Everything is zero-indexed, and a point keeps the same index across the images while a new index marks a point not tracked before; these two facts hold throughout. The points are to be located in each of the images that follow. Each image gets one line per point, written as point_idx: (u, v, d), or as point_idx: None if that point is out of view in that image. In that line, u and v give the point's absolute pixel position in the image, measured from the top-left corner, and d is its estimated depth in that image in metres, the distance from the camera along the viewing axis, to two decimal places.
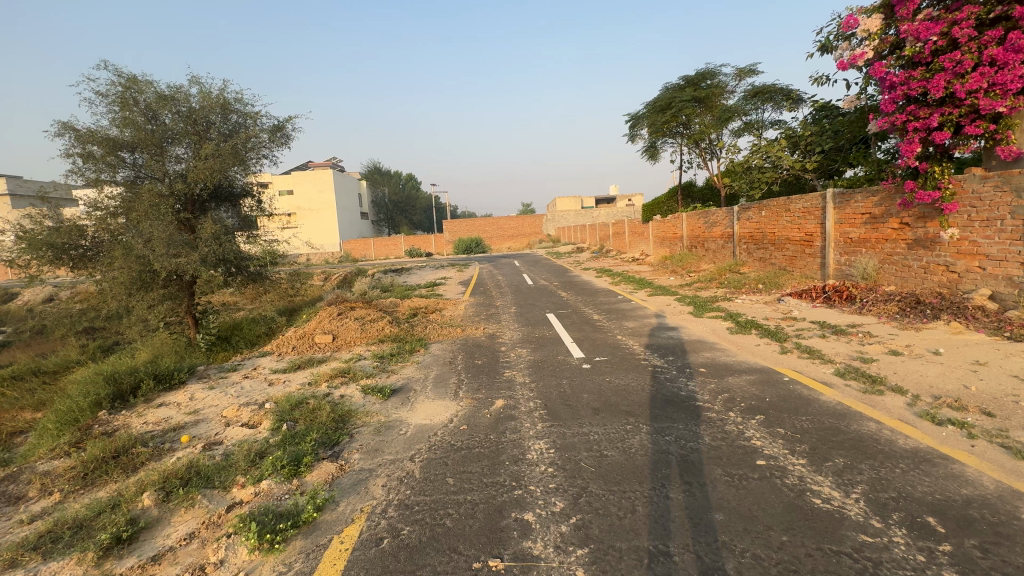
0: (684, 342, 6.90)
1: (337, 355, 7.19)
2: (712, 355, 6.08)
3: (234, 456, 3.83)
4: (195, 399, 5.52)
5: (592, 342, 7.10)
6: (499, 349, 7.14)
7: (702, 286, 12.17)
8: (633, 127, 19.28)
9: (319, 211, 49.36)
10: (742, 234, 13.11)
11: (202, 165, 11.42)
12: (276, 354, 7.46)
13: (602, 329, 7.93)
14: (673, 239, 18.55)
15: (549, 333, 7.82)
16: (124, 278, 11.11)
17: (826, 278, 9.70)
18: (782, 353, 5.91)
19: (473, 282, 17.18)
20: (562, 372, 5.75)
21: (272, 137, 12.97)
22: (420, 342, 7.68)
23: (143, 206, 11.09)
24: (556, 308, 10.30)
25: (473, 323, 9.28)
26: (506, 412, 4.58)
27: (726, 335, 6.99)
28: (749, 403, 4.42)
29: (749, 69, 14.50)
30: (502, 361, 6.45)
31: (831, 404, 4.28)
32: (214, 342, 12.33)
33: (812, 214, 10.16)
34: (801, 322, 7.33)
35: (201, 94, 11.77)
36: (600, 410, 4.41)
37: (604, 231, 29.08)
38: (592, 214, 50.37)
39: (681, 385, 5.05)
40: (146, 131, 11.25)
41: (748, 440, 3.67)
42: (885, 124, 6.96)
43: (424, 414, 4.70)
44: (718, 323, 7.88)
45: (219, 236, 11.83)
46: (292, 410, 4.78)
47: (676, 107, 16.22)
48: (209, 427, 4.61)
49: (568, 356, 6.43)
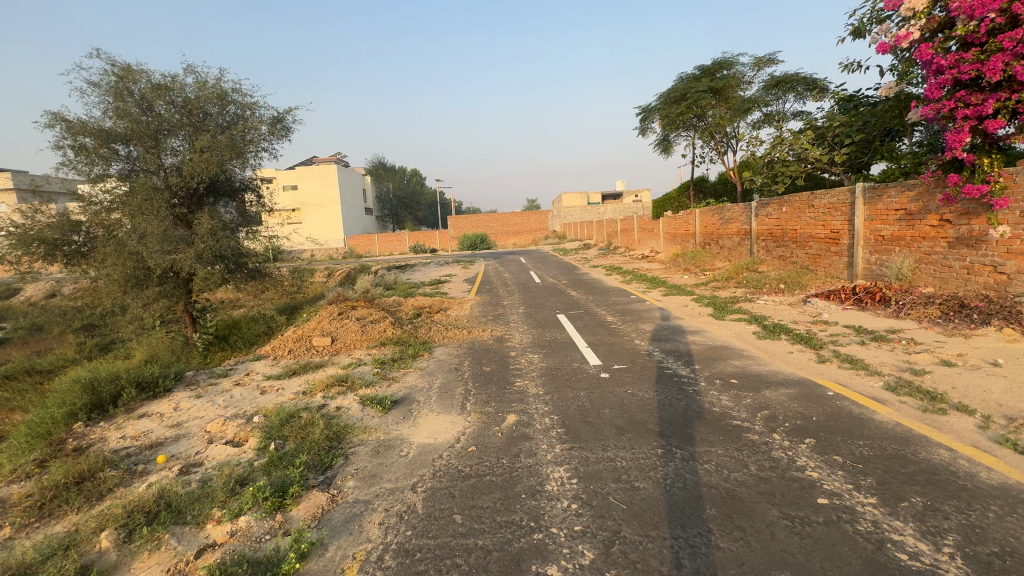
0: (709, 347, 6.39)
1: (335, 360, 6.73)
2: (741, 363, 5.58)
3: (212, 484, 3.36)
4: (180, 410, 5.08)
5: (609, 347, 6.61)
6: (509, 353, 6.66)
7: (718, 285, 11.63)
8: (646, 119, 18.63)
9: (323, 206, 49.07)
10: (761, 232, 12.53)
11: (198, 158, 10.98)
12: (271, 358, 7.02)
13: (618, 332, 7.44)
14: (685, 236, 17.97)
15: (561, 337, 7.33)
16: (117, 276, 10.72)
17: (854, 278, 9.14)
18: (821, 362, 5.39)
19: (479, 280, 16.68)
20: (578, 382, 5.26)
21: (272, 129, 12.51)
22: (425, 346, 7.20)
23: (136, 201, 10.70)
24: (567, 309, 9.80)
25: (481, 324, 8.79)
26: (519, 430, 4.11)
27: (754, 341, 6.47)
28: (793, 423, 3.91)
29: (769, 57, 13.84)
30: (513, 368, 5.97)
31: (889, 425, 3.75)
32: (211, 342, 11.93)
33: (839, 210, 9.59)
34: (834, 326, 6.80)
35: (198, 84, 11.30)
36: (625, 430, 3.92)
37: (611, 227, 28.48)
38: (598, 210, 49.66)
39: (713, 399, 4.55)
40: (139, 122, 10.82)
41: (802, 471, 3.16)
42: (930, 112, 6.42)
43: (428, 431, 4.22)
44: (743, 326, 7.35)
45: (217, 231, 11.41)
46: (282, 425, 4.32)
47: (692, 98, 15.59)
48: (190, 444, 4.17)
49: (584, 363, 5.94)
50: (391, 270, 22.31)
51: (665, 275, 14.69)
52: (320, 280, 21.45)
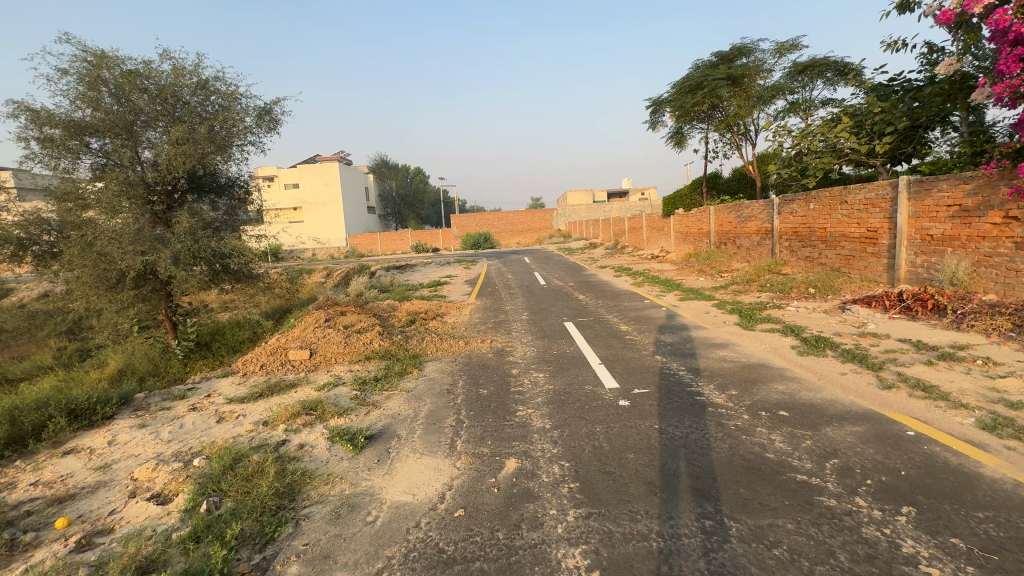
0: (743, 365, 5.48)
1: (311, 379, 5.87)
2: (786, 388, 4.66)
3: (105, 571, 2.51)
4: (116, 445, 4.24)
5: (625, 364, 5.71)
6: (509, 372, 5.76)
7: (740, 289, 10.71)
8: (656, 111, 17.63)
9: (324, 205, 48.39)
10: (785, 230, 11.59)
11: (174, 151, 10.18)
12: (239, 375, 6.18)
13: (633, 345, 6.57)
14: (697, 234, 17.01)
15: (570, 351, 6.44)
16: (88, 277, 9.96)
17: (896, 282, 8.20)
18: (884, 389, 4.46)
19: (480, 281, 15.85)
20: (592, 412, 4.35)
21: (258, 121, 11.85)
22: (414, 361, 6.32)
23: (109, 197, 9.93)
24: (575, 316, 8.91)
25: (480, 334, 7.90)
26: (520, 483, 3.22)
27: (794, 358, 5.55)
28: (878, 481, 3.00)
29: (792, 43, 12.86)
30: (513, 391, 5.09)
31: (1010, 487, 2.84)
32: (192, 349, 11.11)
33: (876, 207, 8.67)
34: (886, 341, 5.89)
35: (175, 71, 10.50)
36: (660, 490, 3.03)
37: (618, 225, 27.52)
38: (603, 208, 48.56)
39: (762, 439, 3.66)
40: (113, 112, 10.03)
41: (914, 566, 2.27)
42: (1004, 91, 5.51)
43: (406, 482, 3.36)
44: (778, 339, 6.42)
45: (196, 230, 10.62)
46: (225, 473, 3.46)
47: (709, 86, 14.54)
48: (109, 498, 3.32)
49: (598, 385, 5.03)
50: (390, 271, 21.45)
51: (679, 276, 13.73)
52: (317, 281, 20.65)
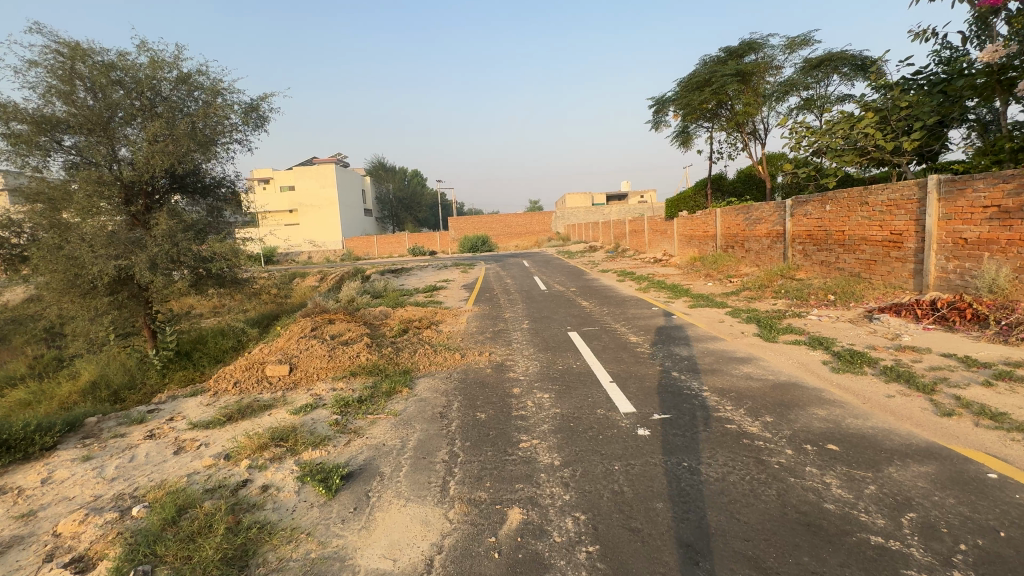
0: (773, 384, 4.88)
1: (288, 400, 5.23)
2: (829, 414, 4.06)
3: None
4: (48, 485, 3.60)
5: (640, 383, 5.12)
6: (510, 391, 5.14)
7: (752, 295, 10.14)
8: (660, 110, 17.11)
9: (320, 207, 47.76)
10: (798, 233, 11.04)
11: (153, 149, 9.58)
12: (210, 394, 5.56)
13: (647, 360, 5.97)
14: (703, 238, 16.45)
15: (577, 366, 5.83)
16: (59, 283, 9.33)
17: (925, 289, 7.63)
18: (943, 416, 3.87)
19: (478, 286, 15.23)
20: (608, 444, 3.74)
21: (245, 118, 11.32)
22: (404, 378, 5.70)
23: (81, 197, 9.29)
24: (579, 325, 8.30)
25: (477, 345, 7.28)
26: (526, 545, 2.61)
27: (829, 377, 4.96)
28: (974, 545, 2.40)
29: (804, 38, 12.35)
30: (515, 416, 4.47)
31: None
32: (171, 359, 10.44)
33: (902, 209, 8.12)
34: (929, 356, 5.29)
35: (154, 63, 9.90)
36: (703, 559, 2.42)
37: (619, 228, 26.96)
38: (603, 211, 47.92)
39: (814, 483, 3.05)
40: (87, 108, 9.43)
41: None
42: None
43: (388, 541, 2.74)
44: (806, 353, 5.83)
45: (175, 233, 9.99)
46: (165, 530, 2.83)
47: (717, 83, 14.01)
48: (19, 563, 2.69)
49: (612, 410, 4.41)
50: (385, 275, 20.78)
51: (686, 282, 13.16)
52: (309, 285, 19.98)
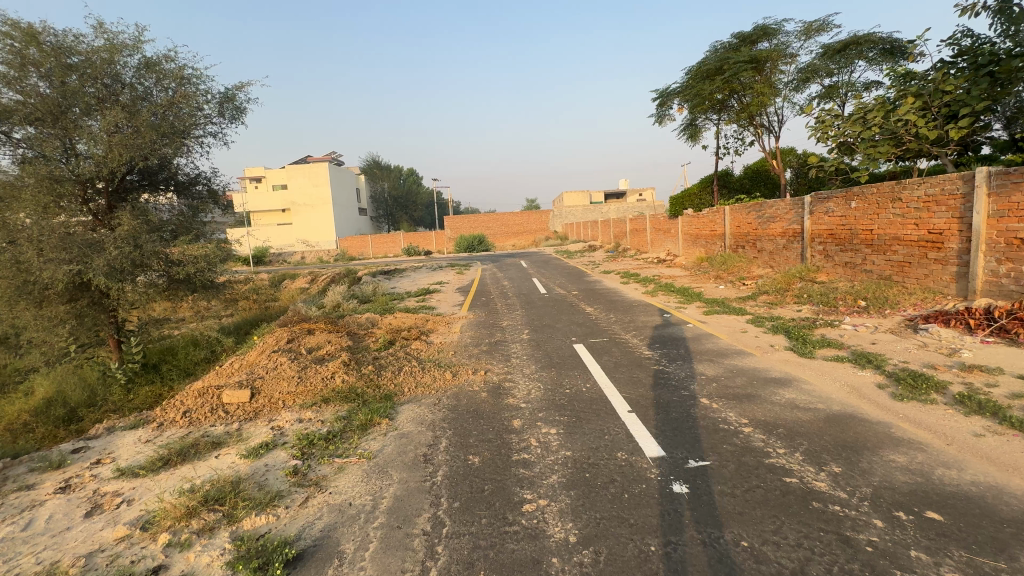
0: (826, 416, 4.05)
1: (242, 435, 4.36)
2: (913, 463, 3.22)
3: None
4: None
5: (664, 414, 4.26)
6: (509, 424, 4.27)
7: (772, 300, 9.33)
8: (664, 103, 16.34)
9: (314, 206, 46.76)
10: (818, 232, 10.23)
11: (111, 140, 8.64)
12: (153, 427, 4.69)
13: (668, 382, 5.12)
14: (710, 237, 15.65)
15: (587, 391, 4.95)
16: (8, 291, 8.42)
17: (972, 295, 6.83)
18: None
19: (474, 289, 14.37)
20: (637, 509, 2.89)
21: (220, 109, 10.49)
22: (384, 406, 4.82)
23: (29, 195, 8.35)
24: (585, 335, 7.47)
25: (471, 361, 6.40)
26: None
27: (892, 407, 4.12)
28: None
29: (822, 23, 11.56)
30: (516, 461, 3.61)
31: None
32: (137, 373, 9.54)
33: (943, 204, 7.31)
34: (1005, 379, 4.47)
35: (115, 47, 8.99)
36: None
37: (620, 227, 26.09)
38: (602, 209, 47.04)
39: None
40: (38, 95, 8.48)
41: None
42: None
43: None
44: (854, 374, 4.99)
45: (139, 234, 9.05)
46: None
47: (730, 71, 13.24)
48: None
49: (636, 454, 3.57)
50: (377, 277, 19.86)
51: (696, 284, 12.33)
52: (297, 287, 19.03)
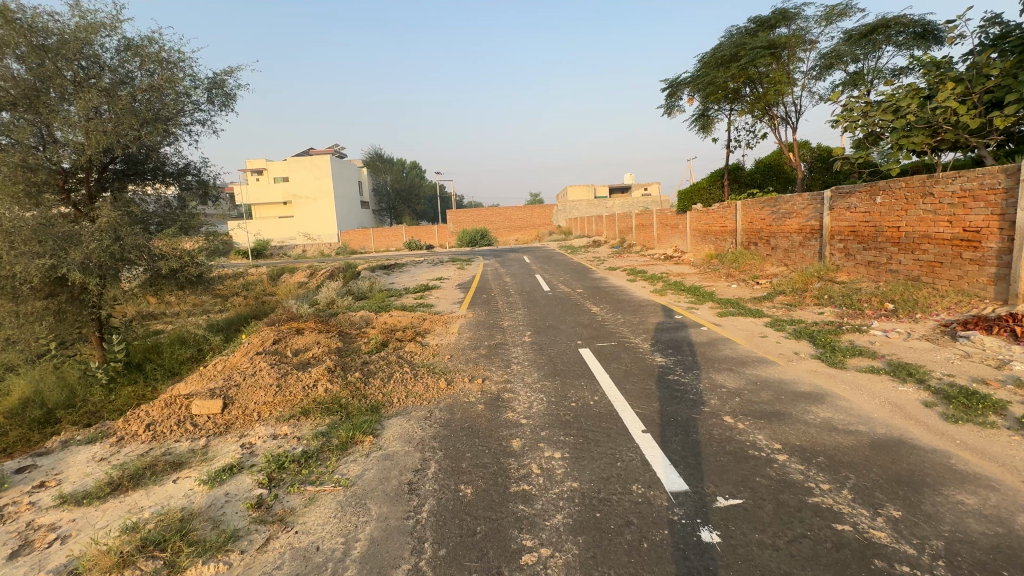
0: (871, 442, 3.53)
1: (208, 455, 3.86)
2: (988, 507, 2.69)
3: None
4: None
5: (683, 436, 3.75)
6: (507, 446, 3.77)
7: (790, 301, 8.78)
8: (674, 93, 15.71)
9: (315, 198, 46.25)
10: (839, 229, 9.65)
11: (89, 126, 8.14)
12: (113, 441, 4.20)
13: (685, 396, 4.59)
14: (720, 233, 15.06)
15: (596, 405, 4.44)
16: None
17: (1013, 298, 6.27)
18: None
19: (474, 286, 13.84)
20: (661, 565, 2.38)
21: (209, 95, 10.00)
22: (369, 420, 4.33)
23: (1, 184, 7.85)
24: (592, 339, 6.94)
25: (468, 368, 5.88)
26: None
27: (945, 432, 3.60)
28: None
29: (845, 6, 10.91)
30: (514, 494, 3.11)
31: None
32: (120, 373, 9.08)
33: (981, 200, 6.74)
34: None
35: (94, 27, 8.45)
36: None
37: (625, 223, 25.43)
38: (607, 204, 46.27)
39: None
40: (10, 78, 7.95)
41: None
42: None
43: None
44: (894, 389, 4.46)
45: (119, 226, 8.56)
46: None
47: (746, 58, 12.63)
48: None
49: (654, 487, 3.06)
50: (377, 272, 19.37)
51: (706, 283, 11.78)
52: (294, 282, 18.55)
